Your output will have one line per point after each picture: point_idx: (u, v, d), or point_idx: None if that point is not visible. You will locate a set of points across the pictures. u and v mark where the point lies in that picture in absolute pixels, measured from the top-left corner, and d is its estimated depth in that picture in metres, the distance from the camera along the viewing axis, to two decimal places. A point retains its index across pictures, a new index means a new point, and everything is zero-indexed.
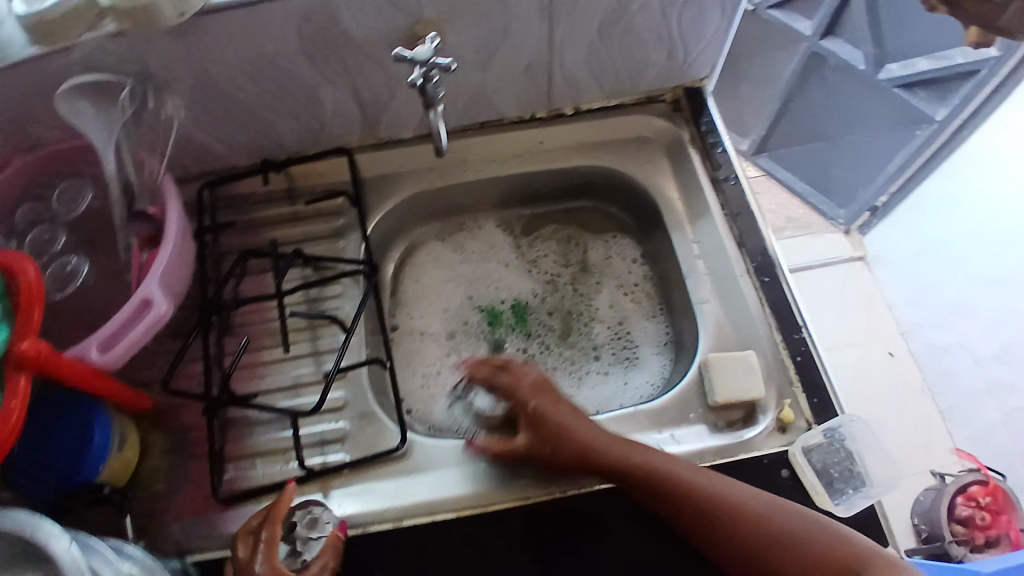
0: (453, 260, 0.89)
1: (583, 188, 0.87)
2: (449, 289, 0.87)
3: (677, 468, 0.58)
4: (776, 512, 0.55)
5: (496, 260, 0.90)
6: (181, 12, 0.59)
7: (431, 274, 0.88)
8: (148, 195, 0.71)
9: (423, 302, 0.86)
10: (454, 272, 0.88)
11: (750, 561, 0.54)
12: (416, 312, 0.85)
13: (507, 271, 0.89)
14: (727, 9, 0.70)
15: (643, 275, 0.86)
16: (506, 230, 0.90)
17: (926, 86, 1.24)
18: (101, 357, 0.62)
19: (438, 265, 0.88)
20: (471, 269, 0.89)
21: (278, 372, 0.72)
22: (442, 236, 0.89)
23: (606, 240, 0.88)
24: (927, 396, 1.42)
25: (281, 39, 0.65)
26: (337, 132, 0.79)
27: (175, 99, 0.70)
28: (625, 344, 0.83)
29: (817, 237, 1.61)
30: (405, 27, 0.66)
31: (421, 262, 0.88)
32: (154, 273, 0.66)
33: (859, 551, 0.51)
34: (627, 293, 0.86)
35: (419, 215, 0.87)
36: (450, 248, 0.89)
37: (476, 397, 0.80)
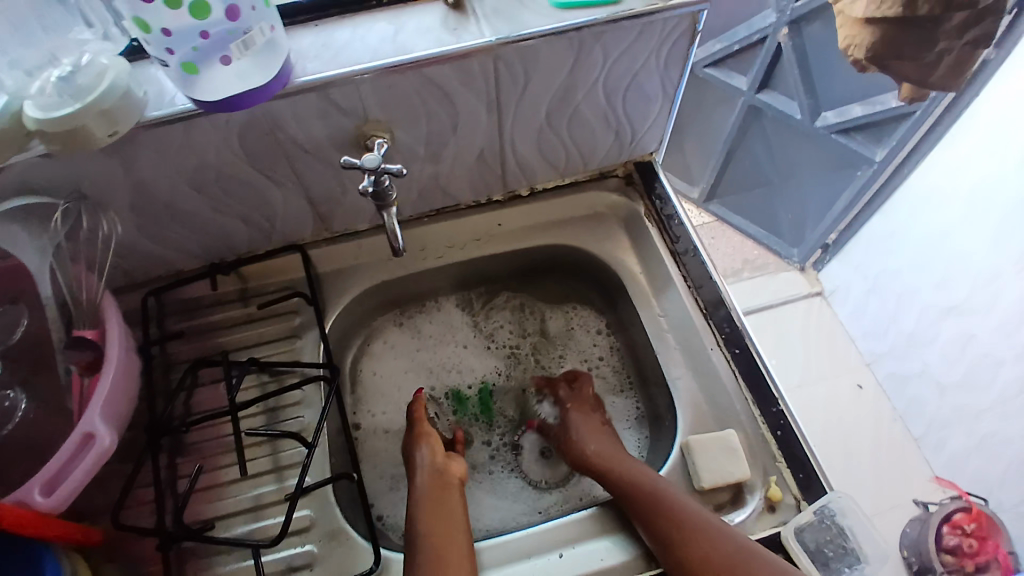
0: (411, 346, 0.88)
1: (540, 266, 0.88)
2: (408, 378, 0.87)
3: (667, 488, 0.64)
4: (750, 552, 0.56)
5: (455, 341, 0.90)
6: (113, 131, 0.54)
7: (390, 365, 0.87)
8: (87, 320, 0.68)
9: (382, 396, 0.85)
10: (413, 360, 0.87)
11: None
12: (379, 409, 0.84)
13: (467, 352, 0.89)
14: (669, 91, 0.72)
15: (608, 345, 0.88)
16: (463, 309, 0.90)
17: (862, 129, 1.26)
18: (46, 498, 0.57)
19: (395, 354, 0.88)
20: (431, 354, 0.89)
21: (238, 492, 0.68)
22: (401, 321, 0.89)
23: (566, 310, 0.90)
24: (899, 425, 1.42)
25: (224, 149, 0.62)
26: (289, 229, 0.77)
27: (115, 214, 0.66)
28: None
29: (775, 277, 1.64)
30: (352, 129, 0.64)
31: (377, 352, 0.87)
32: (97, 404, 0.63)
33: None
34: (592, 367, 0.87)
35: (380, 303, 0.86)
36: (408, 333, 0.89)
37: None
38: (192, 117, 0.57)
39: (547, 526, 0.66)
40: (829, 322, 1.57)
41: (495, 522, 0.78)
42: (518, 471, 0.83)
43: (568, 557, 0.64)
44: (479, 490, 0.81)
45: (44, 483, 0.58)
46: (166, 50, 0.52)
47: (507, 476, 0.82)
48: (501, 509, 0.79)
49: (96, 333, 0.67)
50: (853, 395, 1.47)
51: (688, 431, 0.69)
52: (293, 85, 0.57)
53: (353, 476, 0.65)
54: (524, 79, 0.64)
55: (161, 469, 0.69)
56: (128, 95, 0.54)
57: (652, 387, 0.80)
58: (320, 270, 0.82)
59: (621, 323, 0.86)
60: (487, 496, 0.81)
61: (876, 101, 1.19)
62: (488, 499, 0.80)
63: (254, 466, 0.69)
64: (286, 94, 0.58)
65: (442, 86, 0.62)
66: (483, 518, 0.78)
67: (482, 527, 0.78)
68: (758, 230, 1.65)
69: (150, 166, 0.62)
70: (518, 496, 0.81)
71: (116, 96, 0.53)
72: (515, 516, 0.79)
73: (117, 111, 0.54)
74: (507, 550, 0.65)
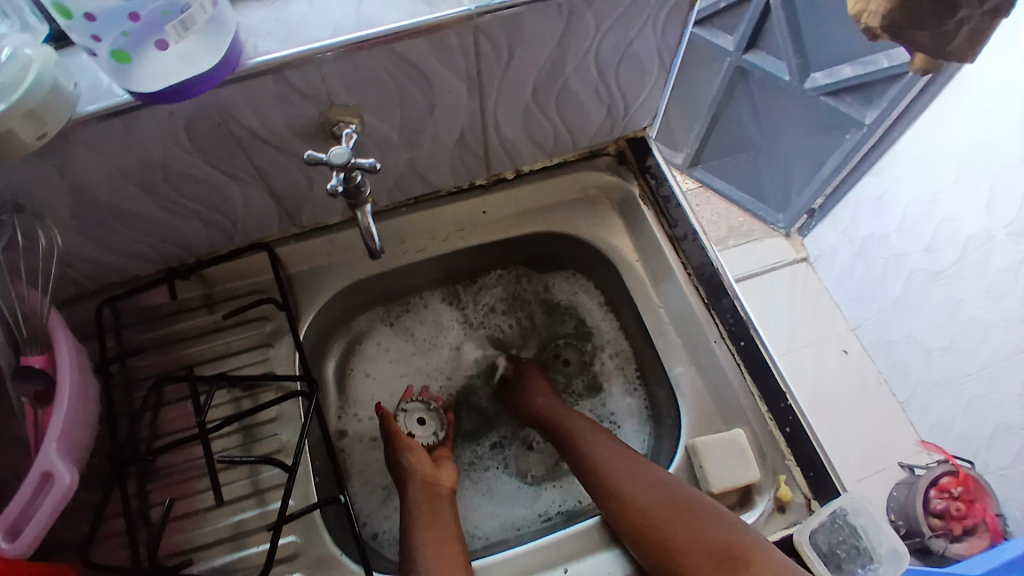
0: (405, 350, 0.86)
1: (533, 259, 0.85)
2: (401, 382, 0.84)
3: (612, 451, 0.68)
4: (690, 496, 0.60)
5: (452, 344, 0.88)
6: (41, 133, 0.47)
7: (385, 370, 0.84)
8: (38, 342, 0.60)
9: (372, 404, 0.82)
10: (405, 364, 0.85)
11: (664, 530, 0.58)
12: (367, 413, 0.81)
13: (464, 355, 0.88)
14: (666, 62, 0.66)
15: (611, 332, 0.84)
16: (454, 306, 0.87)
17: (851, 92, 1.19)
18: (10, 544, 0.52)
19: (390, 358, 0.85)
20: (427, 358, 0.87)
21: (217, 518, 0.63)
22: (389, 320, 0.85)
23: (563, 296, 0.87)
24: (885, 388, 1.38)
25: (170, 144, 0.54)
26: (253, 227, 0.70)
27: (54, 222, 0.58)
28: (604, 424, 0.81)
29: (761, 243, 1.57)
30: (317, 116, 0.57)
31: (368, 351, 0.84)
32: (52, 437, 0.55)
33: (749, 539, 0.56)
34: (591, 358, 0.85)
35: (361, 302, 0.81)
36: (401, 334, 0.85)
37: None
38: (130, 110, 0.49)
39: (549, 541, 0.63)
40: (815, 288, 1.50)
41: (493, 528, 0.76)
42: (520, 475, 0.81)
43: (573, 573, 0.62)
44: (477, 493, 0.80)
45: (6, 529, 0.52)
46: (92, 36, 0.44)
47: (508, 479, 0.81)
48: (499, 515, 0.77)
49: (45, 359, 0.59)
50: (839, 360, 1.42)
51: (692, 430, 0.67)
52: (244, 68, 0.50)
53: (342, 499, 0.61)
54: (508, 55, 0.57)
55: (130, 497, 0.63)
56: (57, 89, 0.47)
57: (655, 384, 0.77)
58: (289, 270, 0.75)
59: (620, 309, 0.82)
60: (483, 500, 0.79)
61: (868, 61, 1.12)
62: (487, 504, 0.78)
63: (231, 490, 0.64)
64: (236, 79, 0.50)
65: (417, 64, 0.55)
66: (482, 527, 0.76)
67: (481, 533, 0.76)
68: (743, 196, 1.59)
69: (86, 167, 0.53)
70: (517, 497, 0.79)
71: (43, 91, 0.46)
72: (512, 519, 0.77)
73: (45, 109, 0.46)
74: (509, 568, 0.62)
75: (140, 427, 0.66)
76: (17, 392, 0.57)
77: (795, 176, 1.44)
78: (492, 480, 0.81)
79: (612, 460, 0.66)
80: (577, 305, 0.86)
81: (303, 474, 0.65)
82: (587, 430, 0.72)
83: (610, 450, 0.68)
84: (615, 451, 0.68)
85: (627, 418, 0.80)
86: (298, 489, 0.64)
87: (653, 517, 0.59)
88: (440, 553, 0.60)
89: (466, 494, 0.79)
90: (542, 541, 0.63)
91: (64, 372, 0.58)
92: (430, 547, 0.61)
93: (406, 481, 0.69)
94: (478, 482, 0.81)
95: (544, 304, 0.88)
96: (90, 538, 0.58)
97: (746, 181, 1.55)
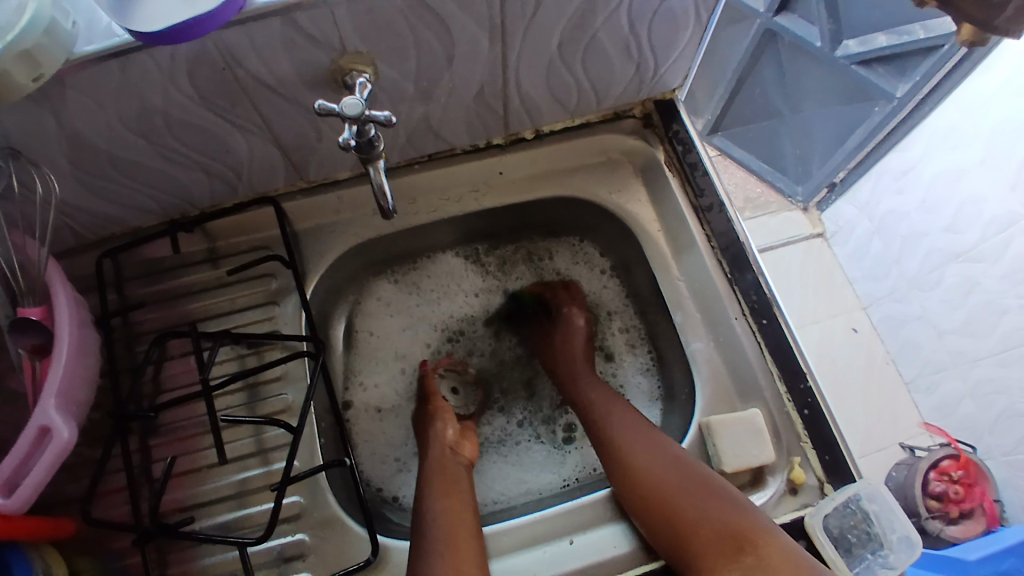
0: (407, 303, 0.83)
1: (544, 222, 0.82)
2: (403, 338, 0.82)
3: (626, 436, 0.65)
4: (703, 486, 0.57)
5: (466, 291, 0.85)
6: (37, 76, 0.44)
7: (389, 326, 0.82)
8: (35, 295, 0.58)
9: (377, 364, 0.81)
10: (406, 320, 0.83)
11: (673, 525, 0.56)
12: (371, 380, 0.80)
13: (478, 301, 0.85)
14: (702, 18, 0.61)
15: (620, 296, 0.82)
16: (469, 261, 0.85)
17: (884, 62, 1.08)
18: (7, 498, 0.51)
19: (392, 312, 0.83)
20: (433, 310, 0.84)
21: (220, 476, 0.62)
22: (397, 279, 0.83)
23: (578, 254, 0.84)
24: (891, 367, 1.32)
25: (174, 90, 0.51)
26: (257, 180, 0.67)
27: (51, 169, 0.56)
28: (609, 389, 0.79)
29: (779, 216, 1.47)
30: (327, 63, 0.53)
31: (370, 310, 0.82)
32: (52, 393, 0.54)
33: (765, 532, 0.53)
34: (603, 318, 0.82)
35: (374, 262, 0.80)
36: (405, 292, 0.83)
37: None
38: (130, 52, 0.46)
39: (556, 513, 0.63)
40: (829, 264, 1.42)
41: (515, 493, 0.75)
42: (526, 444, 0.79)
43: (579, 545, 0.62)
44: (505, 460, 0.78)
45: (1, 485, 0.50)
46: None
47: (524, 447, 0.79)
48: (525, 480, 0.76)
49: (43, 311, 0.57)
50: (847, 338, 1.35)
51: (708, 408, 0.66)
52: (250, 8, 0.46)
53: (346, 462, 0.60)
54: (534, 2, 0.53)
55: (132, 454, 0.62)
56: (55, 29, 0.44)
57: (668, 359, 0.75)
58: (295, 226, 0.72)
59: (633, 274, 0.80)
60: (508, 466, 0.77)
61: (903, 30, 1.01)
62: (517, 470, 0.77)
63: (236, 448, 0.63)
64: (242, 20, 0.46)
65: (436, 9, 0.51)
66: (504, 492, 0.75)
67: (504, 497, 0.74)
68: (762, 166, 1.46)
69: (85, 112, 0.50)
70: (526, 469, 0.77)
71: (40, 31, 0.42)
72: (532, 489, 0.75)
73: (40, 51, 0.43)
74: (517, 536, 0.62)
75: (142, 383, 0.65)
76: (14, 343, 0.56)
77: (817, 147, 1.31)
78: (519, 446, 0.79)
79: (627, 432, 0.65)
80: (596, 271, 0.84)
81: (309, 436, 0.64)
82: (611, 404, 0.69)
83: (625, 420, 0.67)
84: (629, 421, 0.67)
85: (633, 391, 0.78)
86: (303, 451, 0.63)
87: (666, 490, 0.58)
88: (452, 520, 0.59)
89: (491, 465, 0.77)
90: (548, 512, 0.63)
91: (62, 328, 0.57)
92: (444, 516, 0.59)
93: (428, 444, 0.69)
94: (502, 451, 0.78)
95: (561, 268, 0.84)
96: (91, 493, 0.57)
97: (765, 152, 1.42)
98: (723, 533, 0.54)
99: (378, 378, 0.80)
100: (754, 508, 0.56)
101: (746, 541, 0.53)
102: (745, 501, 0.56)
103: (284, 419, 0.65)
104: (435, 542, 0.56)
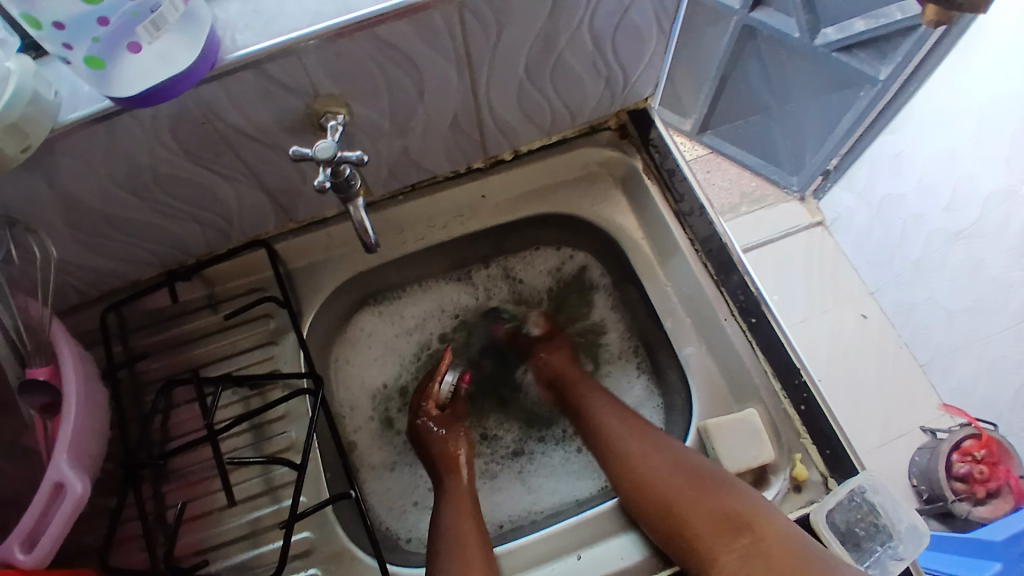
0: (391, 332, 0.84)
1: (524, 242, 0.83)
2: (384, 362, 0.83)
3: (618, 427, 0.68)
4: (699, 473, 0.60)
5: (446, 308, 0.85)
6: (25, 146, 0.46)
7: (377, 365, 0.83)
8: (41, 353, 0.60)
9: (352, 397, 0.81)
10: (387, 348, 0.84)
11: (676, 519, 0.58)
12: (362, 421, 0.81)
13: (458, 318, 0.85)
14: (665, 28, 0.62)
15: (609, 305, 0.83)
16: (455, 282, 0.85)
17: (864, 47, 0.99)
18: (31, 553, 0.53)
19: (376, 342, 0.83)
20: (411, 334, 0.85)
21: (230, 518, 0.64)
22: (382, 309, 0.83)
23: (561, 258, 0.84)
24: (905, 351, 1.25)
25: (157, 147, 0.53)
26: (249, 226, 0.69)
27: (46, 231, 0.58)
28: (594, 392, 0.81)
29: (775, 210, 1.37)
30: (302, 108, 0.55)
31: (354, 338, 0.82)
32: (63, 447, 0.56)
33: (762, 507, 0.56)
34: (591, 327, 0.84)
35: (360, 297, 0.81)
36: (388, 320, 0.84)
37: (491, 497, 0.78)
38: (112, 116, 0.48)
39: (562, 529, 0.64)
40: (832, 255, 1.33)
41: (551, 501, 0.76)
42: (529, 471, 0.79)
43: (587, 559, 0.62)
44: (543, 472, 0.79)
45: (22, 538, 0.52)
46: (63, 45, 0.43)
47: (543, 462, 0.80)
48: (562, 488, 0.77)
49: (50, 370, 0.59)
50: (858, 325, 1.27)
51: (705, 411, 0.67)
52: (223, 63, 0.48)
53: (351, 494, 0.61)
54: (496, 31, 0.54)
55: (147, 501, 0.64)
56: (38, 100, 0.46)
57: (663, 363, 0.76)
58: (289, 265, 0.74)
59: (622, 282, 0.81)
60: (544, 479, 0.78)
61: (880, 13, 0.93)
62: (553, 478, 0.78)
63: (245, 488, 0.65)
64: (216, 76, 0.48)
65: (401, 48, 0.52)
66: (538, 501, 0.77)
67: (536, 507, 0.76)
68: (754, 159, 1.35)
69: (74, 176, 0.53)
70: (546, 488, 0.78)
71: (24, 103, 0.45)
72: (550, 505, 0.76)
73: (27, 122, 0.46)
74: (525, 555, 0.63)
75: (152, 431, 0.66)
76: (25, 404, 0.58)
77: (808, 137, 1.22)
78: (553, 460, 0.80)
79: (623, 427, 0.68)
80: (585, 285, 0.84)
81: (315, 470, 0.65)
82: (610, 406, 0.71)
83: (627, 423, 0.68)
84: (633, 424, 0.68)
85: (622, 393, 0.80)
86: (312, 485, 0.65)
87: (668, 489, 0.60)
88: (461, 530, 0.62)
89: (531, 474, 0.79)
90: (554, 529, 0.64)
91: (70, 383, 0.59)
92: (454, 528, 0.63)
93: (440, 471, 0.72)
94: (534, 463, 0.80)
95: (536, 281, 0.85)
96: (108, 543, 0.59)
97: (755, 144, 1.31)
98: (724, 515, 0.56)
99: (373, 415, 0.81)
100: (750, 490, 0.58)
101: (742, 519, 0.55)
102: (740, 484, 0.58)
103: (290, 456, 0.66)
104: (448, 548, 0.61)
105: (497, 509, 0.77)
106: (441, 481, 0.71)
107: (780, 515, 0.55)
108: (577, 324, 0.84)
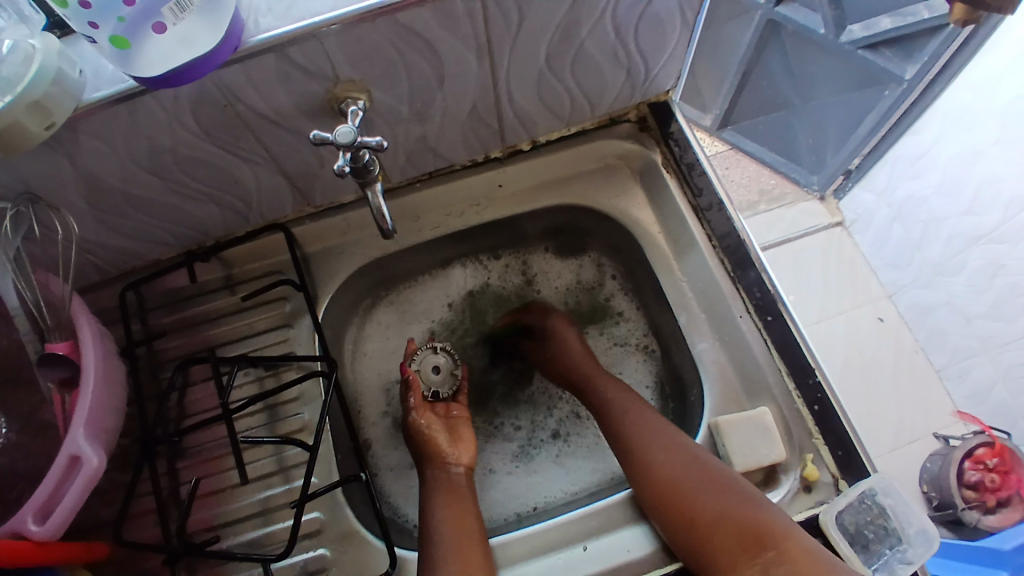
0: (396, 320, 0.84)
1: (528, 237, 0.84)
2: (391, 354, 0.83)
3: (636, 424, 0.67)
4: (724, 485, 0.58)
5: (439, 301, 0.86)
6: (49, 124, 0.47)
7: (387, 356, 0.83)
8: (61, 329, 0.61)
9: (363, 388, 0.81)
10: (391, 338, 0.84)
11: (694, 516, 0.57)
12: (378, 415, 0.80)
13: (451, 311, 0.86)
14: (689, 19, 0.62)
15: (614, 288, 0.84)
16: (454, 274, 0.86)
17: (891, 44, 0.96)
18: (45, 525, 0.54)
19: (383, 334, 0.84)
20: (413, 326, 0.85)
21: (242, 496, 0.65)
22: (389, 299, 0.84)
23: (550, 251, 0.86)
24: (922, 356, 1.22)
25: (179, 128, 0.53)
26: (267, 209, 0.70)
27: (69, 209, 0.59)
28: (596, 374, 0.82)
29: (794, 208, 1.35)
30: (322, 92, 0.55)
31: (360, 331, 0.83)
32: (80, 422, 0.57)
33: (787, 527, 0.54)
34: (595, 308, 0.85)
35: (365, 289, 0.82)
36: (391, 310, 0.84)
37: (526, 478, 0.78)
38: (136, 96, 0.49)
39: (568, 519, 0.64)
40: (850, 254, 1.31)
41: (587, 481, 0.77)
42: (565, 460, 0.79)
43: (592, 550, 0.62)
44: (580, 454, 0.79)
45: (37, 511, 0.53)
46: (89, 24, 0.43)
47: (574, 453, 0.80)
48: (597, 468, 0.78)
49: (69, 345, 0.60)
50: (875, 328, 1.25)
51: (716, 408, 0.67)
52: (245, 47, 0.48)
53: (361, 477, 0.61)
54: (518, 19, 0.54)
55: (161, 477, 0.65)
56: (62, 79, 0.47)
57: (675, 356, 0.76)
58: (306, 250, 0.75)
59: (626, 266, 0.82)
60: (580, 461, 0.79)
61: (907, 11, 0.91)
62: (589, 459, 0.79)
63: (258, 467, 0.66)
64: (239, 58, 0.49)
65: (422, 33, 0.52)
66: (574, 482, 0.77)
67: (572, 488, 0.77)
68: (774, 157, 1.32)
69: (98, 155, 0.53)
70: (586, 468, 0.78)
71: (47, 82, 0.46)
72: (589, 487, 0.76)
73: (49, 101, 0.46)
74: (528, 544, 0.63)
75: (168, 408, 0.68)
76: (44, 378, 0.59)
77: (830, 135, 1.19)
78: (588, 441, 0.80)
79: (642, 423, 0.67)
80: (585, 273, 0.85)
81: (326, 452, 0.66)
82: (631, 404, 0.70)
83: (643, 417, 0.68)
84: (636, 414, 0.68)
85: (622, 367, 0.82)
86: (321, 468, 0.66)
87: (684, 489, 0.59)
88: (458, 532, 0.61)
89: (569, 456, 0.79)
90: (559, 519, 0.64)
91: (88, 360, 0.60)
92: (450, 525, 0.62)
93: (429, 466, 0.69)
94: (571, 447, 0.80)
95: (539, 270, 0.86)
96: (121, 517, 0.60)
97: (778, 143, 1.28)
98: (746, 528, 0.55)
99: (387, 411, 0.81)
100: (775, 507, 0.57)
101: (766, 534, 0.54)
102: (767, 501, 0.57)
103: (302, 438, 0.67)
104: (444, 553, 0.59)
105: (530, 491, 0.77)
106: (428, 479, 0.68)
107: (802, 533, 0.54)
108: (580, 310, 0.85)
